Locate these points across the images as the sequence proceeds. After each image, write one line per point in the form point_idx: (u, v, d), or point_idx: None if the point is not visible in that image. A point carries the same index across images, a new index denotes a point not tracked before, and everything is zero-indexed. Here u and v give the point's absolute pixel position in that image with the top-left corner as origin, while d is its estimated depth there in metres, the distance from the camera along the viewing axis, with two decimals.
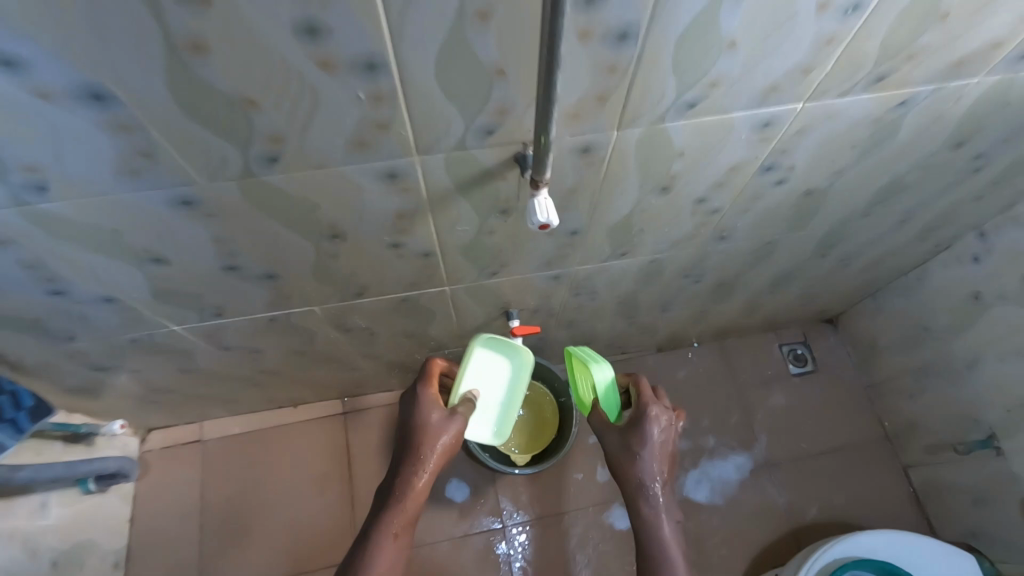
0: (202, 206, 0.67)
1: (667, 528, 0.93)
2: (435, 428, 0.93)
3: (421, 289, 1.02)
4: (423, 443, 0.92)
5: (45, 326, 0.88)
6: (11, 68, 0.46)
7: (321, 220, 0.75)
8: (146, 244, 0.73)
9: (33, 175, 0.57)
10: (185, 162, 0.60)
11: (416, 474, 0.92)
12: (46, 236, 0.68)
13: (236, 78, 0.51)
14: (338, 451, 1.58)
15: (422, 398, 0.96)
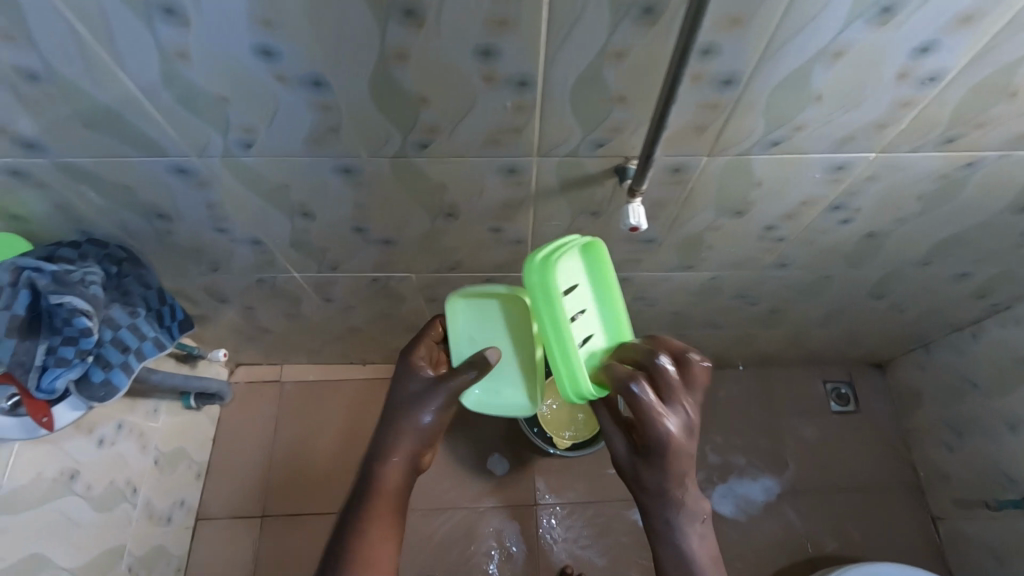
0: (357, 176, 0.83)
1: (694, 544, 0.79)
2: (423, 400, 0.84)
3: (505, 273, 1.15)
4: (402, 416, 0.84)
5: (201, 257, 1.07)
6: (266, 56, 0.62)
7: (443, 200, 0.89)
8: (303, 200, 0.89)
9: (246, 135, 0.74)
10: (359, 139, 0.75)
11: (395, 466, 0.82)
12: (234, 183, 0.85)
13: (420, 80, 0.65)
14: None
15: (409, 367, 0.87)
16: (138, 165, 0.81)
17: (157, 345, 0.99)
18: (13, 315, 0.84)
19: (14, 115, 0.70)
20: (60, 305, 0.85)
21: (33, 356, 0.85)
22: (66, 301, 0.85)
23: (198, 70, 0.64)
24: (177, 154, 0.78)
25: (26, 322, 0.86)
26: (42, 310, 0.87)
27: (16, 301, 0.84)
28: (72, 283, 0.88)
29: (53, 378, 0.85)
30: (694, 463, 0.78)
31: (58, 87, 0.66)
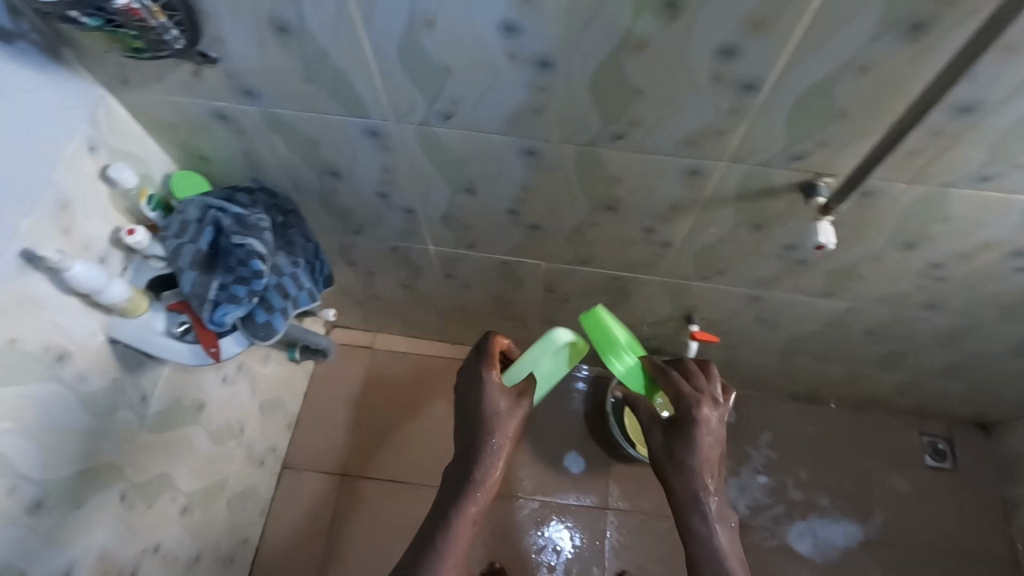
0: (537, 159, 0.84)
1: (721, 539, 0.86)
2: (508, 415, 0.92)
3: (636, 274, 1.15)
4: (489, 427, 0.91)
5: (350, 217, 1.11)
6: (507, 32, 0.63)
7: (611, 193, 0.90)
8: (473, 176, 0.91)
9: (450, 107, 0.76)
10: (557, 123, 0.76)
11: (482, 465, 0.91)
12: (415, 151, 0.88)
13: (646, 73, 0.65)
14: None
15: (487, 382, 0.93)
16: (334, 124, 0.84)
17: (310, 294, 1.02)
18: (197, 250, 0.91)
19: (247, 63, 0.74)
20: (237, 244, 0.91)
21: (207, 289, 0.90)
22: (242, 240, 0.91)
23: (435, 38, 0.66)
24: (376, 118, 0.81)
25: (206, 258, 0.92)
26: (220, 248, 0.93)
27: (201, 237, 0.91)
28: (248, 225, 0.93)
29: (223, 311, 0.89)
30: (717, 454, 0.90)
31: (299, 40, 0.69)
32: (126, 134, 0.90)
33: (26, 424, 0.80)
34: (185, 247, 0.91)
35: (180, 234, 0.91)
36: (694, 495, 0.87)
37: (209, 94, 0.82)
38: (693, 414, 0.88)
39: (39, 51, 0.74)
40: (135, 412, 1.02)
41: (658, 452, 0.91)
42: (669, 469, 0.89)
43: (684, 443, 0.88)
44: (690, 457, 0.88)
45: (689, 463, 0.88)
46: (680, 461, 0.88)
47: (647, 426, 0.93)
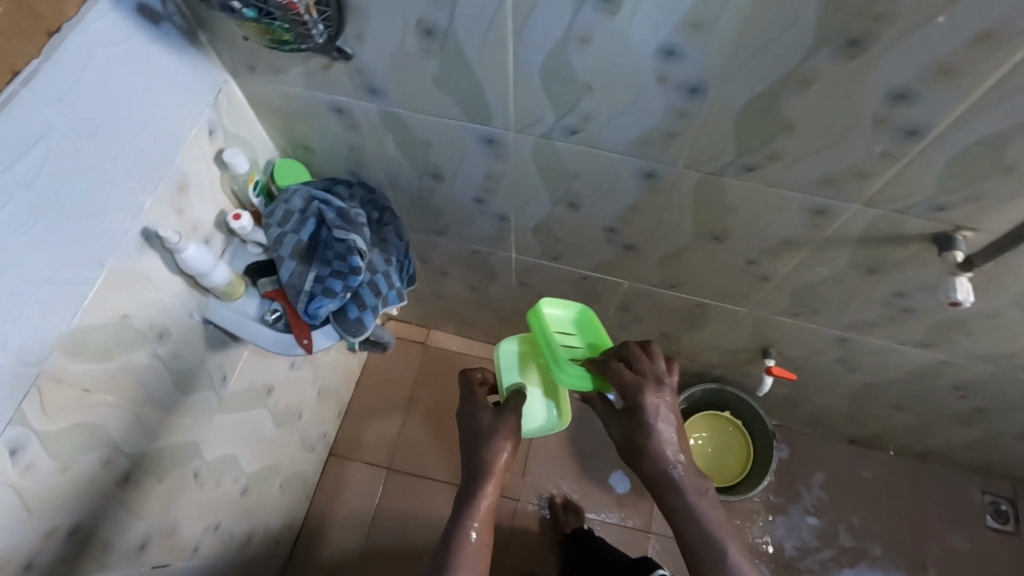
0: (655, 182, 0.82)
1: (705, 512, 0.86)
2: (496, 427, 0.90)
3: (723, 303, 1.12)
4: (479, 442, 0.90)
5: (439, 218, 1.10)
6: (665, 56, 0.61)
7: (722, 223, 0.87)
8: (580, 191, 0.89)
9: (580, 123, 0.74)
10: (689, 150, 0.74)
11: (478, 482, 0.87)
12: (528, 161, 0.86)
13: (803, 109, 0.63)
14: None
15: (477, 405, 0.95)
16: (452, 128, 0.83)
17: (401, 293, 1.00)
18: (298, 240, 0.91)
19: (381, 61, 0.73)
20: (338, 237, 0.91)
21: (304, 280, 0.91)
22: (343, 234, 0.91)
23: (586, 55, 0.64)
24: (497, 125, 0.80)
25: (305, 249, 0.92)
26: (320, 241, 0.93)
27: (303, 228, 0.91)
28: (348, 218, 0.93)
29: (317, 303, 0.89)
30: (678, 433, 0.87)
31: (442, 44, 0.68)
32: (239, 119, 0.90)
33: (126, 399, 0.81)
34: (287, 236, 0.91)
35: (284, 223, 0.92)
36: (660, 474, 0.87)
37: (333, 88, 0.81)
38: (642, 400, 0.85)
39: (179, 33, 0.74)
40: (216, 393, 1.02)
41: (615, 436, 0.90)
42: (634, 452, 0.89)
43: (641, 429, 0.86)
44: (646, 438, 0.86)
45: (648, 444, 0.86)
46: (639, 444, 0.87)
47: (604, 414, 0.91)
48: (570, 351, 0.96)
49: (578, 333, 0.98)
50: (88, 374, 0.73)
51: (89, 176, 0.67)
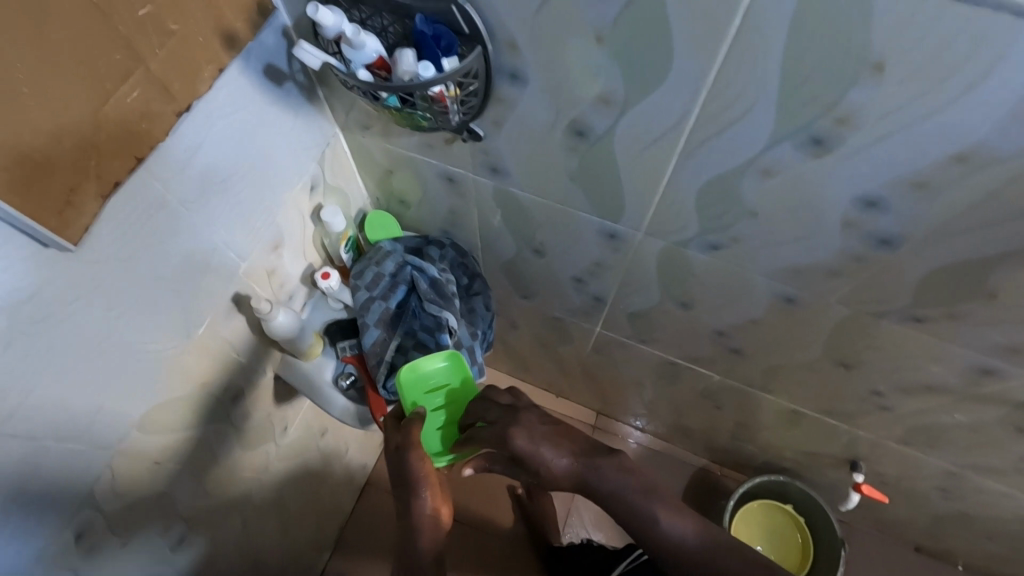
0: (795, 307, 0.72)
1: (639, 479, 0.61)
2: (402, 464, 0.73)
3: (824, 415, 1.02)
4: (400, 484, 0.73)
5: (527, 285, 1.03)
6: (864, 205, 0.52)
7: (859, 354, 0.77)
8: (699, 296, 0.81)
9: (727, 242, 0.66)
10: (849, 289, 0.64)
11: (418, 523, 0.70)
12: (648, 259, 0.78)
13: (1018, 283, 0.53)
14: None
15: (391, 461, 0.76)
16: (572, 216, 0.75)
17: (483, 369, 0.93)
18: (384, 308, 0.86)
19: (514, 147, 0.66)
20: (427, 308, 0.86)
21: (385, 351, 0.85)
22: (432, 305, 0.86)
23: (764, 186, 0.55)
24: (625, 224, 0.71)
25: (391, 318, 0.87)
26: (407, 310, 0.88)
27: (391, 296, 0.87)
28: (440, 289, 0.88)
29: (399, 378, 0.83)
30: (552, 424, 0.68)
31: (593, 145, 0.60)
32: (339, 170, 0.84)
33: (191, 463, 0.76)
34: (374, 303, 0.86)
35: (372, 288, 0.86)
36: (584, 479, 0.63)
37: (450, 161, 0.74)
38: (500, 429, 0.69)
39: (300, 91, 0.68)
40: (275, 444, 0.97)
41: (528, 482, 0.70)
42: (543, 482, 0.67)
43: (524, 465, 0.67)
44: (527, 463, 0.66)
45: (540, 466, 0.65)
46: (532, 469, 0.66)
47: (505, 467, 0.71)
48: (447, 417, 0.80)
49: (454, 389, 0.81)
50: (160, 446, 0.68)
51: (191, 248, 0.61)
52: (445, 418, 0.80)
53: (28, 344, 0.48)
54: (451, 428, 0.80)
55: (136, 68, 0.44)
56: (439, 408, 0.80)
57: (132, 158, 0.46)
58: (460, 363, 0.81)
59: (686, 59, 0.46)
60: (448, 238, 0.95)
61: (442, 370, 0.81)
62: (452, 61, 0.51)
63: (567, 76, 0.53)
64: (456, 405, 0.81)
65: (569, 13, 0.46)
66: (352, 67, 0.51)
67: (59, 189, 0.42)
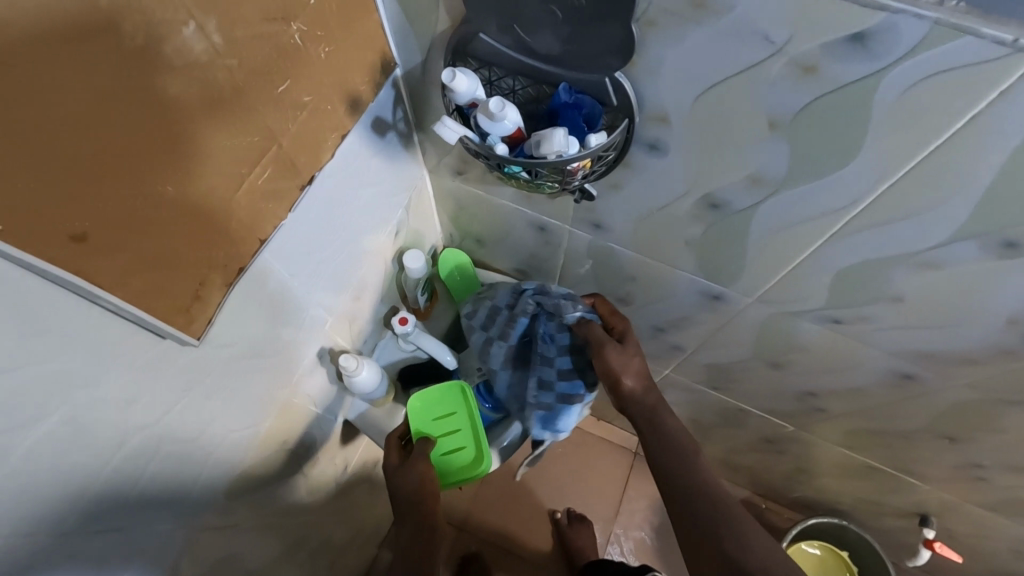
0: (911, 384, 0.67)
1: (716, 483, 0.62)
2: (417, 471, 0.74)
3: (902, 474, 0.97)
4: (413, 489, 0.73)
5: None
6: None
7: (969, 433, 0.73)
8: (797, 361, 0.76)
9: (852, 320, 0.61)
10: (985, 377, 0.60)
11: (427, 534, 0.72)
12: (750, 323, 0.73)
13: None
14: (615, 484, 1.36)
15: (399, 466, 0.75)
16: (673, 275, 0.70)
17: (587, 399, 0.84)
18: (505, 349, 0.78)
19: (629, 207, 0.61)
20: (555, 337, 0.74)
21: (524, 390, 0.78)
22: (558, 332, 0.74)
23: (920, 278, 0.50)
24: (733, 289, 0.67)
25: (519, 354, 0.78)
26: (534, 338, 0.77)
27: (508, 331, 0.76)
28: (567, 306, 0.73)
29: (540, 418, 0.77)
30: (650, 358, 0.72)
31: (725, 217, 0.55)
32: (421, 211, 0.80)
33: (266, 521, 0.72)
34: (493, 345, 0.78)
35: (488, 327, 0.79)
36: (648, 398, 0.68)
37: (547, 212, 0.70)
38: (621, 321, 0.72)
39: (399, 139, 0.63)
40: (335, 488, 0.93)
41: (615, 363, 0.67)
42: (624, 368, 0.67)
43: (622, 349, 0.68)
44: (626, 348, 0.68)
45: (634, 365, 0.68)
46: (630, 359, 0.68)
47: (596, 337, 0.69)
48: (454, 444, 0.78)
49: (461, 417, 0.79)
50: (242, 510, 0.64)
51: (288, 311, 0.57)
52: (450, 445, 0.78)
53: (140, 440, 0.44)
54: (454, 455, 0.78)
55: (270, 148, 0.40)
56: (446, 435, 0.78)
57: (257, 240, 0.43)
58: (464, 391, 0.79)
59: (873, 153, 0.41)
60: (543, 273, 0.87)
61: (447, 398, 0.79)
62: (599, 136, 0.47)
63: (718, 153, 0.48)
64: (462, 432, 0.79)
65: (744, 98, 0.42)
66: (490, 140, 0.47)
67: (188, 285, 0.38)
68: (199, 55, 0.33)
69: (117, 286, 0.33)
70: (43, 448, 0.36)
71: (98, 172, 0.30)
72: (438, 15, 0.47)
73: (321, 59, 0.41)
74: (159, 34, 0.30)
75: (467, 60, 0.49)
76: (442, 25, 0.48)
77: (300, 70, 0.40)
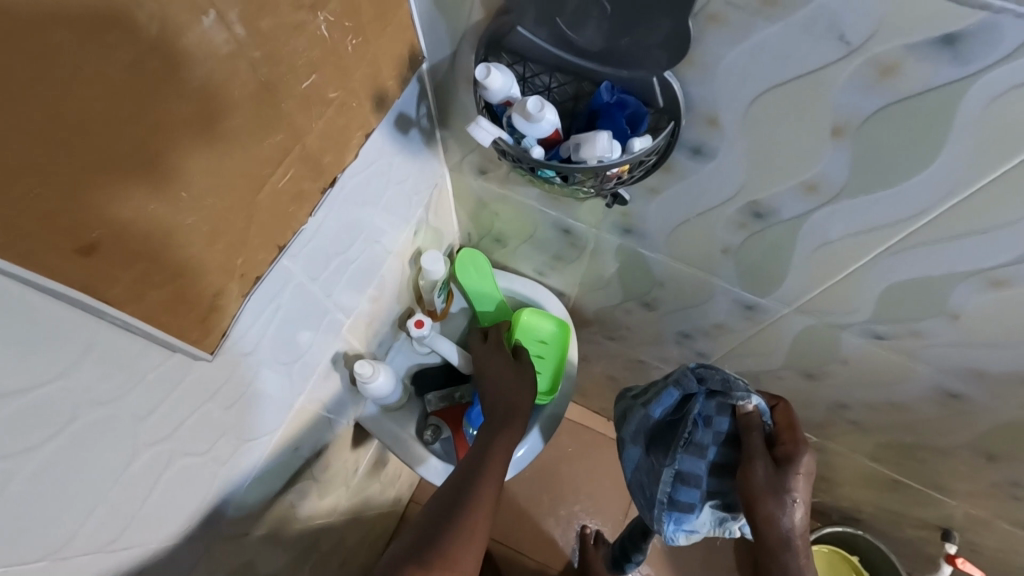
0: (958, 402, 0.64)
1: None
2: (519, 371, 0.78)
3: (930, 488, 0.94)
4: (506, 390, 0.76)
5: (615, 332, 0.95)
6: None
7: (1012, 452, 0.69)
8: (831, 373, 0.73)
9: (899, 335, 0.58)
10: None
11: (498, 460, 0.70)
12: (784, 334, 0.70)
13: None
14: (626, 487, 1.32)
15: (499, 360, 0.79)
16: (705, 282, 0.67)
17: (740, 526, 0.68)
18: (644, 418, 0.69)
19: (666, 212, 0.58)
20: (712, 425, 0.64)
21: (655, 478, 0.68)
22: (717, 419, 0.63)
23: (985, 296, 0.47)
24: (770, 299, 0.64)
25: (661, 433, 0.69)
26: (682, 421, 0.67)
27: (657, 401, 0.68)
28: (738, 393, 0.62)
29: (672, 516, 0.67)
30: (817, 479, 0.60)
31: (771, 225, 0.52)
32: (440, 209, 0.77)
33: (279, 525, 0.70)
34: (635, 411, 0.71)
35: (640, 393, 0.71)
36: (788, 535, 0.58)
37: (576, 213, 0.66)
38: (796, 441, 0.60)
39: (422, 136, 0.60)
40: (347, 490, 0.90)
41: (759, 489, 0.57)
42: (773, 501, 0.57)
43: (777, 474, 0.58)
44: (786, 478, 0.58)
45: (788, 501, 0.57)
46: (782, 494, 0.57)
47: (752, 449, 0.59)
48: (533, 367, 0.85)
49: (550, 349, 0.86)
50: (253, 520, 0.61)
51: (308, 316, 0.54)
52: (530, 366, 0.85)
53: (148, 461, 0.41)
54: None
55: (293, 147, 0.37)
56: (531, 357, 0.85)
57: (275, 246, 0.39)
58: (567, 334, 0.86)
59: (952, 162, 0.37)
60: (633, 292, 0.79)
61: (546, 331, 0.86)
62: (643, 140, 0.43)
63: (772, 159, 0.44)
64: (544, 359, 0.86)
65: (810, 100, 0.38)
66: (526, 141, 0.43)
67: (202, 297, 0.35)
68: (220, 46, 0.29)
69: (126, 301, 0.30)
70: (46, 475, 0.33)
71: (106, 178, 0.27)
72: (472, 5, 0.44)
73: (349, 51, 0.38)
74: (178, 23, 0.27)
75: (500, 55, 0.45)
76: (476, 15, 0.45)
77: (327, 63, 0.37)
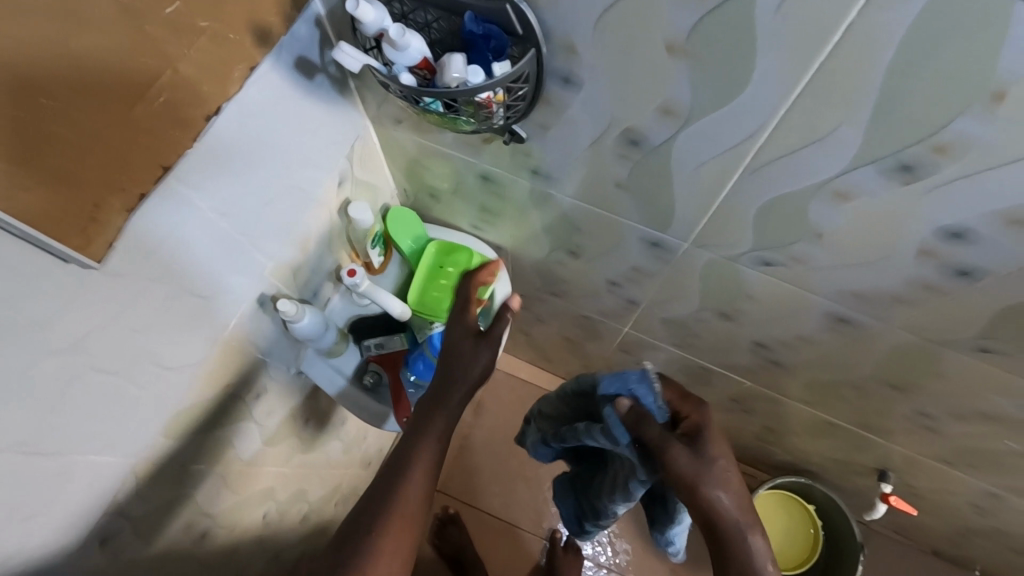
0: (851, 328, 0.68)
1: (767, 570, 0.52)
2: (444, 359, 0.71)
3: (862, 428, 0.97)
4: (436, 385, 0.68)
5: (555, 286, 0.98)
6: (949, 236, 0.48)
7: (916, 380, 0.73)
8: (745, 311, 0.76)
9: (784, 261, 0.61)
10: (916, 318, 0.60)
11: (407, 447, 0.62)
12: (694, 271, 0.73)
13: None
14: None
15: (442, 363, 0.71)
16: (614, 222, 0.70)
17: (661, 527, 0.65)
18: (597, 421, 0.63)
19: (561, 148, 0.61)
20: (619, 442, 0.58)
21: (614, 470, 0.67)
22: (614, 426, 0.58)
23: (840, 210, 0.50)
24: (671, 234, 0.67)
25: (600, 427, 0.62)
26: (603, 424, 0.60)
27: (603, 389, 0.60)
28: (619, 390, 0.58)
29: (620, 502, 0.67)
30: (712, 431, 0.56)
31: (649, 154, 0.55)
32: (368, 163, 0.79)
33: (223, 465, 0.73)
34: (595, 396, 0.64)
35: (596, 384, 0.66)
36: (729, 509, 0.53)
37: (490, 156, 0.69)
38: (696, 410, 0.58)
39: (331, 82, 0.63)
40: (300, 444, 0.93)
41: (684, 471, 0.53)
42: (704, 481, 0.53)
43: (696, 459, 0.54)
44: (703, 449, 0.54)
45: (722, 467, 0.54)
46: (714, 463, 0.53)
47: (660, 439, 0.54)
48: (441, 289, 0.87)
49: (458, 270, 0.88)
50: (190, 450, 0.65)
51: (224, 255, 0.58)
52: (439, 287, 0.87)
53: (56, 362, 0.45)
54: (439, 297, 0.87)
55: (165, 70, 0.42)
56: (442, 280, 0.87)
57: (160, 166, 0.45)
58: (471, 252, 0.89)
59: (769, 73, 0.41)
60: (558, 239, 0.82)
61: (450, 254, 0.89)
62: (504, 66, 0.47)
63: (629, 83, 0.48)
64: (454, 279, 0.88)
65: (640, 18, 0.42)
66: (395, 69, 0.48)
67: (83, 205, 0.40)
68: None
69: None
70: None
71: None
72: None
73: None
74: None
75: None
76: None
77: None
